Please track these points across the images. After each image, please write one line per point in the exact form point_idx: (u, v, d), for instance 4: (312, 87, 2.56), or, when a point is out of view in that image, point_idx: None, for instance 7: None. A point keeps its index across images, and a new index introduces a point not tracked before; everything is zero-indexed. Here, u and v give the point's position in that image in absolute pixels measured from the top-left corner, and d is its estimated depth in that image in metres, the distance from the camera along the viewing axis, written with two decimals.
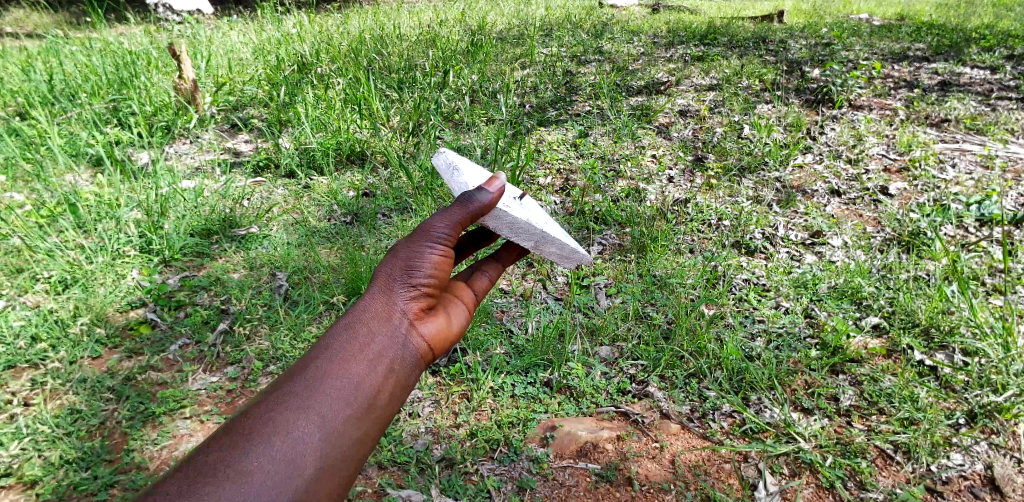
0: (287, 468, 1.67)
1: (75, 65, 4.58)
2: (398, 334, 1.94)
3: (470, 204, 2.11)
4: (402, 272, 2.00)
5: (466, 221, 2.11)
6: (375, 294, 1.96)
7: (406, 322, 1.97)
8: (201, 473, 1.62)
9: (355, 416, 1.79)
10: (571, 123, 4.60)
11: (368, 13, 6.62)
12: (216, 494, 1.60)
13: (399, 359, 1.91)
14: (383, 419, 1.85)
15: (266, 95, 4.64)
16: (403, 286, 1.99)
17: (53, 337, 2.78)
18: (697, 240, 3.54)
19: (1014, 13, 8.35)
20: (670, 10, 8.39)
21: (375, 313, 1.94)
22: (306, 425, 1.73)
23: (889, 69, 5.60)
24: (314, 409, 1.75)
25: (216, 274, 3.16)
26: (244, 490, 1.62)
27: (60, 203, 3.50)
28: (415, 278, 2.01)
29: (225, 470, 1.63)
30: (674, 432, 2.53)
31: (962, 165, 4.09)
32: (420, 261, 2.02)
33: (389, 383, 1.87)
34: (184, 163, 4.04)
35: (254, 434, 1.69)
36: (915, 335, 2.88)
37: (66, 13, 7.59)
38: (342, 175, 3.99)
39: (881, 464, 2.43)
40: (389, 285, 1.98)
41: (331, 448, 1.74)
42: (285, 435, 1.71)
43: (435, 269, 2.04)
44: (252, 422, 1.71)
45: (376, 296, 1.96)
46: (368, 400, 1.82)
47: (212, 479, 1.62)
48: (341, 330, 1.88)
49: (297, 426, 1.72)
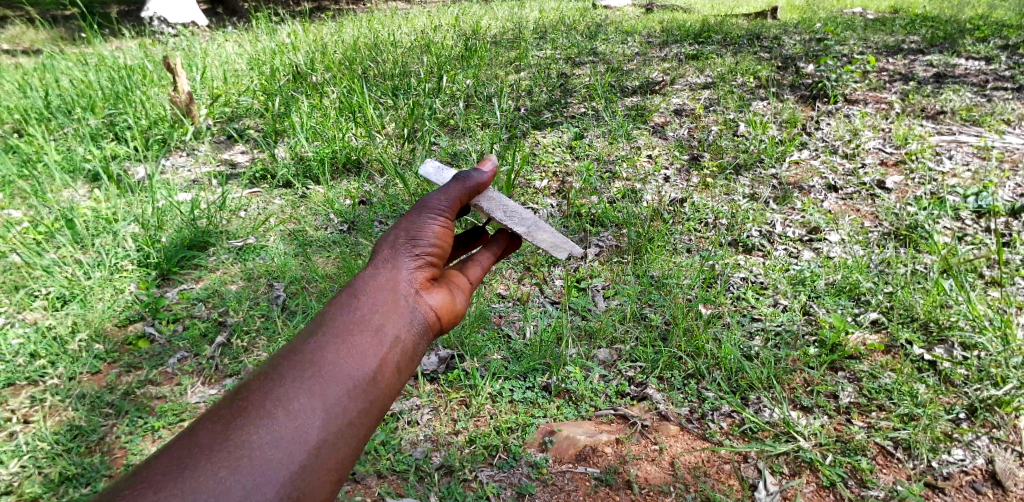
0: (295, 432, 1.67)
1: (71, 81, 4.59)
2: (402, 303, 1.95)
3: (467, 181, 2.22)
4: (404, 243, 2.03)
5: (463, 197, 2.20)
6: (378, 268, 1.99)
7: (412, 295, 1.98)
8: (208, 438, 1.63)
9: (361, 386, 1.79)
10: (567, 125, 4.60)
11: (362, 21, 6.64)
12: (223, 458, 1.60)
13: (405, 332, 1.92)
14: (390, 388, 1.85)
15: (262, 105, 4.65)
16: (406, 256, 2.02)
17: (52, 353, 2.79)
18: (693, 239, 3.54)
19: (1008, 2, 8.34)
20: (664, 9, 8.39)
21: (379, 285, 1.95)
22: (312, 390, 1.73)
23: (884, 62, 5.59)
24: (320, 374, 1.76)
25: (214, 286, 3.17)
26: (251, 454, 1.62)
27: (57, 219, 3.51)
28: (418, 248, 2.03)
29: (232, 435, 1.63)
30: (673, 433, 2.53)
31: (959, 156, 4.07)
32: (422, 233, 2.06)
33: (395, 351, 1.88)
34: (181, 176, 4.05)
35: (260, 400, 1.69)
36: (914, 330, 2.87)
37: (62, 29, 7.63)
38: (338, 183, 4.00)
39: (882, 462, 2.42)
40: (392, 256, 2.01)
41: (339, 418, 1.73)
42: (292, 399, 1.71)
43: (436, 240, 2.07)
44: (259, 390, 1.72)
45: (380, 267, 1.99)
46: (374, 366, 1.82)
47: (219, 443, 1.62)
48: (347, 302, 1.89)
49: (303, 390, 1.72)
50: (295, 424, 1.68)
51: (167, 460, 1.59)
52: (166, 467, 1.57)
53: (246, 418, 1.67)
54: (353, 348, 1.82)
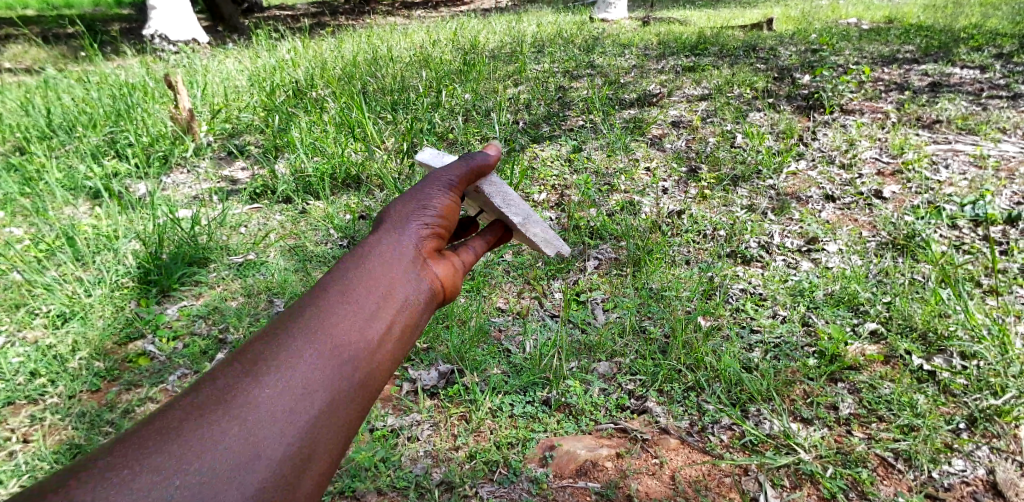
0: (292, 404, 1.59)
1: (72, 99, 4.63)
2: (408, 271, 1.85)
3: (472, 160, 2.21)
4: (412, 212, 1.94)
5: (469, 176, 2.17)
6: (383, 233, 1.89)
7: (418, 262, 1.88)
8: (201, 405, 1.55)
9: (364, 358, 1.70)
10: (565, 138, 4.62)
11: (362, 37, 6.69)
12: (215, 426, 1.52)
13: (413, 300, 1.81)
14: (393, 359, 1.75)
15: (262, 121, 4.68)
16: (412, 225, 1.92)
17: (52, 372, 2.79)
18: (692, 251, 3.55)
19: (1002, 11, 8.41)
20: (661, 22, 8.45)
21: (385, 248, 1.85)
22: (311, 359, 1.64)
23: (880, 72, 5.62)
24: (319, 343, 1.66)
25: (214, 303, 3.18)
26: (245, 423, 1.54)
27: (58, 236, 3.53)
28: (426, 218, 1.95)
29: (226, 402, 1.56)
30: (673, 447, 2.52)
31: (955, 165, 4.09)
32: (430, 203, 1.98)
33: (401, 319, 1.78)
34: (182, 193, 4.07)
35: (257, 368, 1.61)
36: (913, 340, 2.87)
37: (64, 48, 7.68)
38: (338, 198, 4.02)
39: (883, 473, 2.41)
40: (398, 224, 1.91)
41: (341, 386, 1.65)
42: (290, 369, 1.62)
43: (444, 211, 1.99)
44: (255, 356, 1.63)
45: (384, 234, 1.89)
46: (377, 337, 1.73)
47: (213, 411, 1.54)
48: (350, 264, 1.80)
49: (302, 359, 1.64)
50: (294, 396, 1.60)
51: (158, 426, 1.52)
52: (155, 433, 1.50)
53: (243, 388, 1.58)
54: (356, 314, 1.73)
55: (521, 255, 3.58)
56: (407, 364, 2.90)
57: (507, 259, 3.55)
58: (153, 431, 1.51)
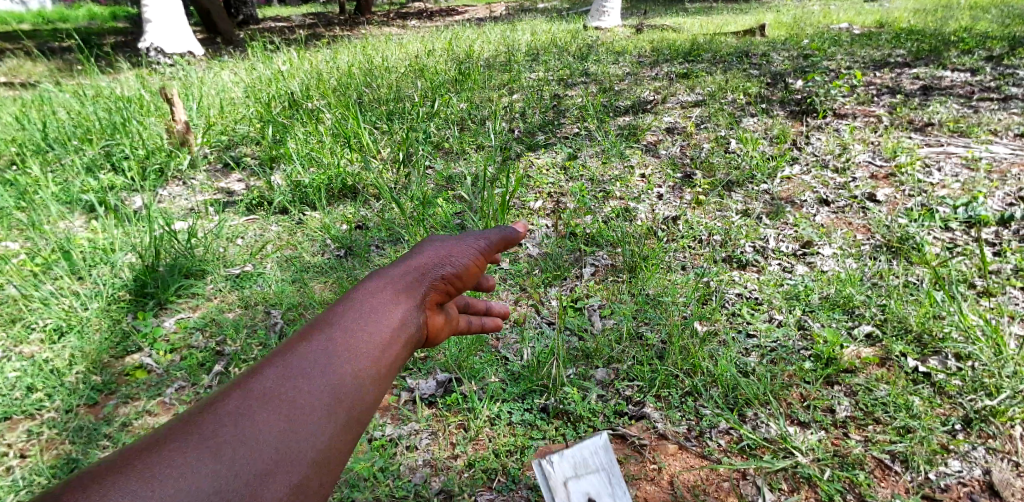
0: (300, 433, 1.64)
1: (68, 113, 4.63)
2: (414, 315, 1.96)
3: (504, 236, 2.23)
4: (433, 264, 2.06)
5: (496, 248, 2.21)
6: (403, 278, 1.99)
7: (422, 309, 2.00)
8: (221, 422, 1.59)
9: (365, 395, 1.77)
10: (560, 145, 4.64)
11: (357, 47, 6.72)
12: (229, 445, 1.57)
13: (412, 340, 1.93)
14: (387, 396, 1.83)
15: (258, 133, 4.70)
16: (428, 277, 2.04)
17: (49, 386, 2.79)
18: (688, 257, 3.57)
19: (992, 14, 8.48)
20: (654, 29, 8.50)
21: (401, 290, 1.96)
22: (324, 390, 1.71)
23: (872, 76, 5.67)
24: (334, 376, 1.74)
25: (211, 314, 3.18)
26: (257, 446, 1.58)
27: (54, 250, 3.52)
28: (442, 272, 2.07)
29: (244, 423, 1.60)
30: (672, 452, 2.54)
31: (948, 167, 4.11)
32: (450, 260, 2.09)
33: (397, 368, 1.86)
34: (179, 205, 4.08)
35: (276, 392, 1.66)
36: (908, 342, 2.89)
37: (60, 62, 7.69)
38: (334, 209, 4.03)
39: (880, 475, 2.42)
40: (418, 274, 2.02)
41: (344, 419, 1.71)
42: (304, 396, 1.68)
43: (463, 271, 2.12)
44: (275, 379, 1.68)
45: (404, 279, 1.99)
46: (380, 375, 1.81)
47: (231, 427, 1.59)
48: (370, 300, 1.89)
49: (317, 389, 1.70)
50: (303, 418, 1.66)
51: (178, 435, 1.56)
52: (174, 443, 1.54)
53: (246, 425, 1.60)
54: (370, 348, 1.81)
55: (517, 263, 3.59)
56: (404, 373, 2.90)
57: (504, 267, 3.56)
58: (148, 461, 1.50)
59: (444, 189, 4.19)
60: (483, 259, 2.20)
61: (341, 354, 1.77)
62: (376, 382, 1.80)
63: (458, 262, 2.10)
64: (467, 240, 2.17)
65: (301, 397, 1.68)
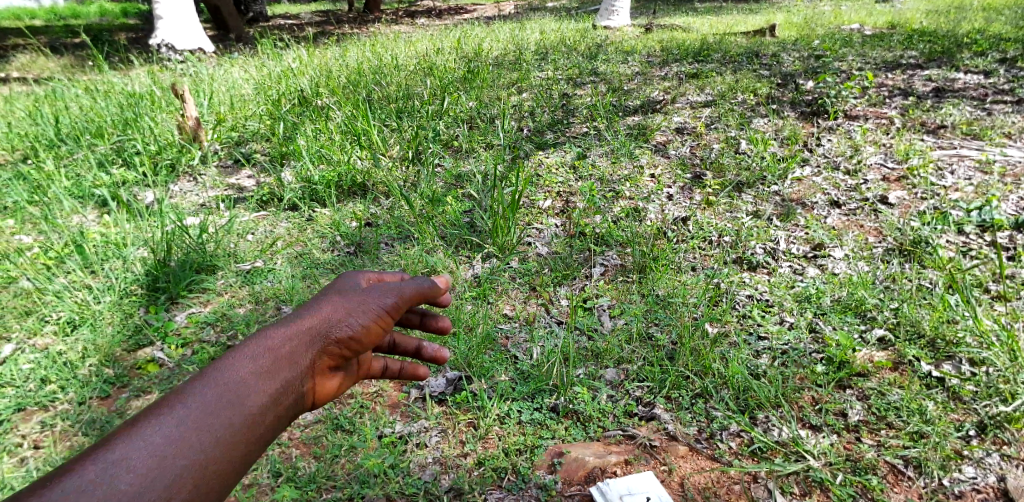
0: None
1: (80, 108, 4.65)
2: (295, 384, 1.77)
3: (418, 288, 2.05)
4: (327, 325, 1.86)
5: (409, 301, 2.02)
6: (288, 337, 1.80)
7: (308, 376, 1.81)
8: (40, 486, 1.42)
9: (218, 472, 1.58)
10: (570, 145, 4.63)
11: (366, 45, 6.72)
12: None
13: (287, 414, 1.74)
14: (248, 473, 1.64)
15: (268, 129, 4.71)
16: (321, 339, 1.85)
17: (62, 379, 2.80)
18: (698, 258, 3.55)
19: (1005, 16, 8.42)
20: (664, 28, 8.48)
21: (285, 354, 1.77)
22: (167, 469, 1.52)
23: (883, 78, 5.63)
24: (178, 451, 1.54)
25: (222, 310, 3.19)
26: None
27: (67, 244, 3.54)
28: (336, 335, 1.87)
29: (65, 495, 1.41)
30: (682, 454, 2.53)
31: (961, 171, 4.09)
32: (347, 323, 1.89)
33: (262, 446, 1.67)
34: (189, 200, 4.08)
35: (108, 465, 1.47)
36: (921, 346, 2.87)
37: (71, 57, 7.72)
38: (344, 206, 4.03)
39: (893, 480, 2.41)
40: (308, 336, 1.83)
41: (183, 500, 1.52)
42: (142, 469, 1.49)
43: (362, 332, 1.91)
44: (111, 449, 1.49)
45: (289, 340, 1.79)
46: (240, 451, 1.62)
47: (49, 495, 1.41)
48: (241, 366, 1.69)
49: (158, 466, 1.51)
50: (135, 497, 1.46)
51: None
52: None
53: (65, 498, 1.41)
54: (229, 423, 1.62)
55: (527, 261, 3.58)
56: None
57: (513, 266, 3.56)
58: None
59: (453, 187, 4.19)
60: (391, 317, 1.99)
61: (192, 430, 1.57)
62: (228, 462, 1.60)
63: (356, 324, 1.90)
64: (373, 295, 1.96)
65: (131, 474, 1.48)
